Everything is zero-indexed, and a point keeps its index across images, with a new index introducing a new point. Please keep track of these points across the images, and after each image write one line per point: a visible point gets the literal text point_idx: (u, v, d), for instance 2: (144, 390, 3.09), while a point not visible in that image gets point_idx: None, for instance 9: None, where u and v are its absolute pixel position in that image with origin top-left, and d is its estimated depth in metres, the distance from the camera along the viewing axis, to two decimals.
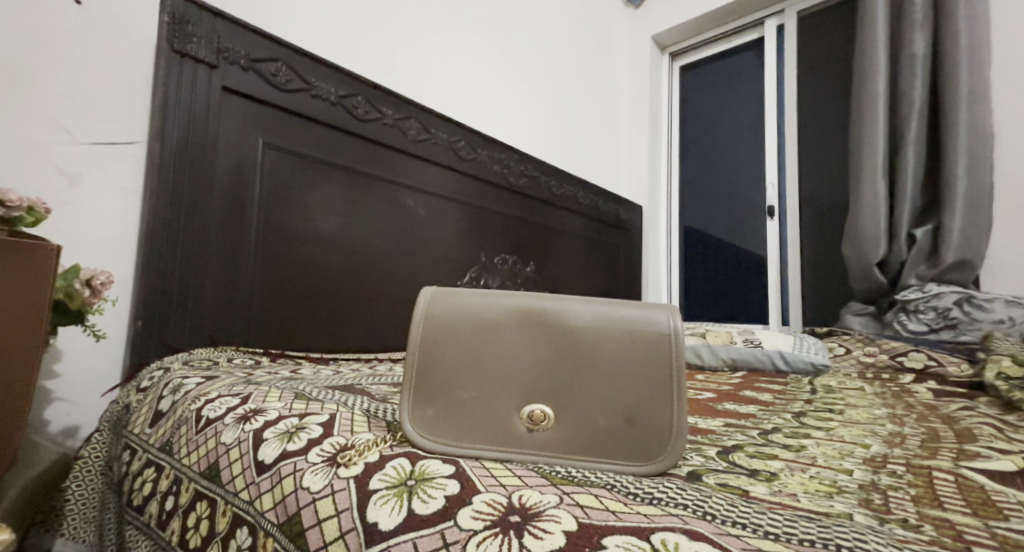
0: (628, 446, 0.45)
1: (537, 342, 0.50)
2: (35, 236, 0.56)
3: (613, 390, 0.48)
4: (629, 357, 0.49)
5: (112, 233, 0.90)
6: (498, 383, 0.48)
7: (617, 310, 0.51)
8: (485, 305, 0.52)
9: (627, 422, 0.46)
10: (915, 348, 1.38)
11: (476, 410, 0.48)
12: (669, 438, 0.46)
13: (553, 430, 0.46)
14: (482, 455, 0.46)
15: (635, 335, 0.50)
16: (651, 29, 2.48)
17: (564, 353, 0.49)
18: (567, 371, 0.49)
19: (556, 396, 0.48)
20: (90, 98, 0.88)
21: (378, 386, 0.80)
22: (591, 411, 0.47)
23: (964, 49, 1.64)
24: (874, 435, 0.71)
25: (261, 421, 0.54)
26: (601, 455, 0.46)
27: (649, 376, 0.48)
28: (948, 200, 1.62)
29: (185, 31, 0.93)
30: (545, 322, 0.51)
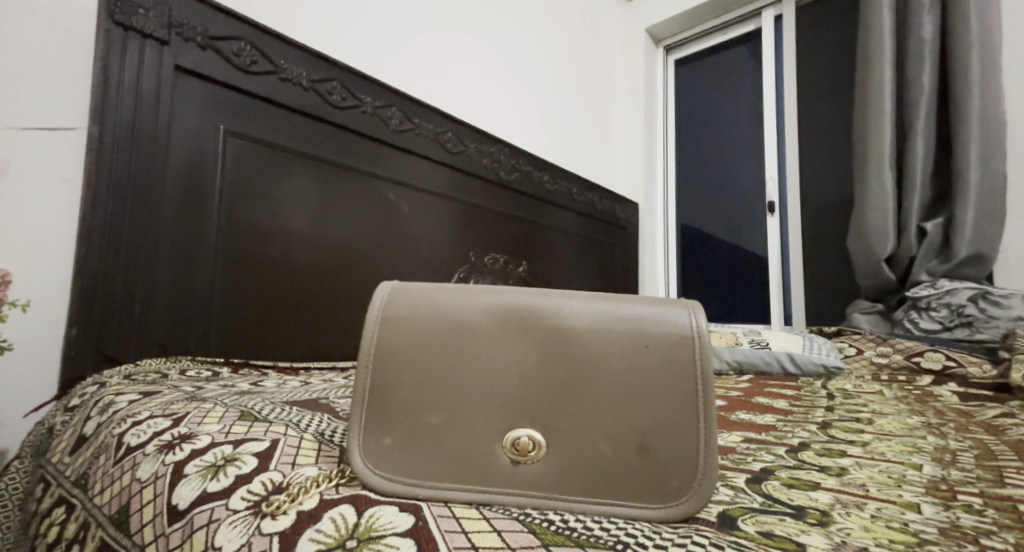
0: (642, 483, 0.36)
1: (521, 350, 0.40)
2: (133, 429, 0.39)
3: (621, 410, 0.38)
4: (638, 367, 0.39)
5: (46, 229, 0.79)
6: (475, 402, 0.39)
7: (623, 307, 0.41)
8: (458, 304, 0.42)
9: (638, 451, 0.37)
10: (932, 348, 1.28)
11: (446, 438, 0.38)
12: (694, 472, 0.36)
13: (544, 463, 0.37)
14: (452, 497, 0.36)
15: (648, 340, 0.40)
16: (645, 22, 2.40)
17: (557, 366, 0.39)
18: (560, 388, 0.39)
19: (545, 418, 0.38)
20: (19, 78, 0.78)
21: (347, 401, 0.70)
22: (593, 439, 0.37)
23: (976, 32, 1.54)
24: (919, 449, 0.61)
25: (186, 451, 0.44)
26: (608, 495, 0.36)
27: (666, 391, 0.39)
28: (960, 191, 1.53)
29: (129, 2, 0.83)
30: (532, 324, 0.41)
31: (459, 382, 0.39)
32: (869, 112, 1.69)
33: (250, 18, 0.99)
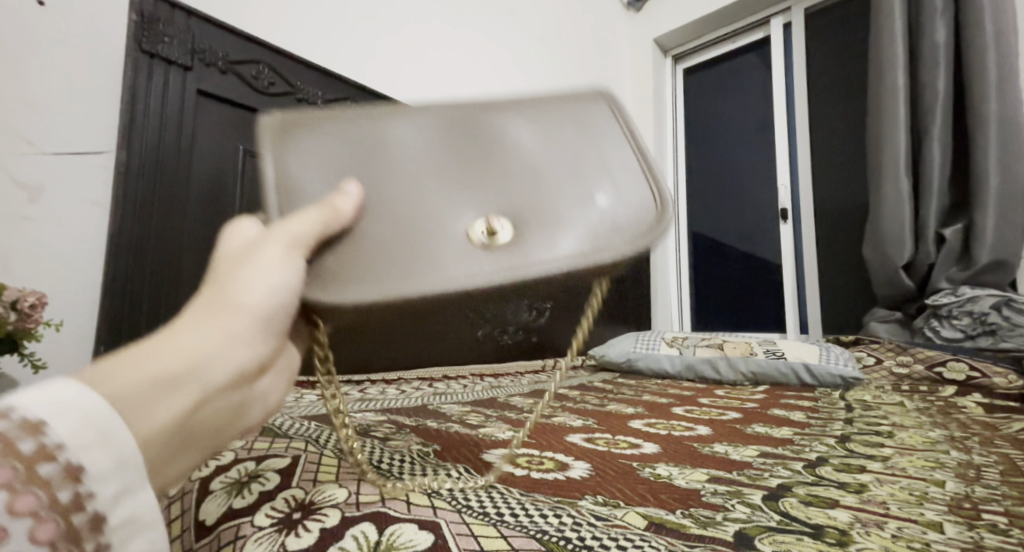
0: (601, 219, 0.42)
1: (461, 158, 0.45)
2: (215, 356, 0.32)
3: (558, 170, 0.45)
4: (564, 143, 0.47)
5: (77, 250, 0.82)
6: (427, 202, 0.42)
7: (532, 107, 0.49)
8: (377, 134, 0.46)
9: (586, 199, 0.43)
10: (954, 357, 1.26)
11: (417, 230, 0.41)
12: (637, 204, 0.43)
13: (508, 232, 0.41)
14: (471, 273, 0.37)
15: (576, 121, 0.49)
16: (653, 32, 2.42)
17: (503, 157, 0.46)
18: (506, 174, 0.45)
19: (518, 200, 0.44)
20: (51, 104, 0.81)
21: (363, 416, 0.71)
22: (542, 203, 0.43)
23: (992, 36, 1.52)
24: (942, 465, 0.60)
25: (212, 467, 0.45)
26: (575, 231, 0.41)
27: (592, 152, 0.47)
28: (978, 198, 1.51)
29: (155, 31, 0.86)
30: (462, 139, 0.46)
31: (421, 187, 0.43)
32: (882, 118, 1.67)
33: (267, 42, 1.03)
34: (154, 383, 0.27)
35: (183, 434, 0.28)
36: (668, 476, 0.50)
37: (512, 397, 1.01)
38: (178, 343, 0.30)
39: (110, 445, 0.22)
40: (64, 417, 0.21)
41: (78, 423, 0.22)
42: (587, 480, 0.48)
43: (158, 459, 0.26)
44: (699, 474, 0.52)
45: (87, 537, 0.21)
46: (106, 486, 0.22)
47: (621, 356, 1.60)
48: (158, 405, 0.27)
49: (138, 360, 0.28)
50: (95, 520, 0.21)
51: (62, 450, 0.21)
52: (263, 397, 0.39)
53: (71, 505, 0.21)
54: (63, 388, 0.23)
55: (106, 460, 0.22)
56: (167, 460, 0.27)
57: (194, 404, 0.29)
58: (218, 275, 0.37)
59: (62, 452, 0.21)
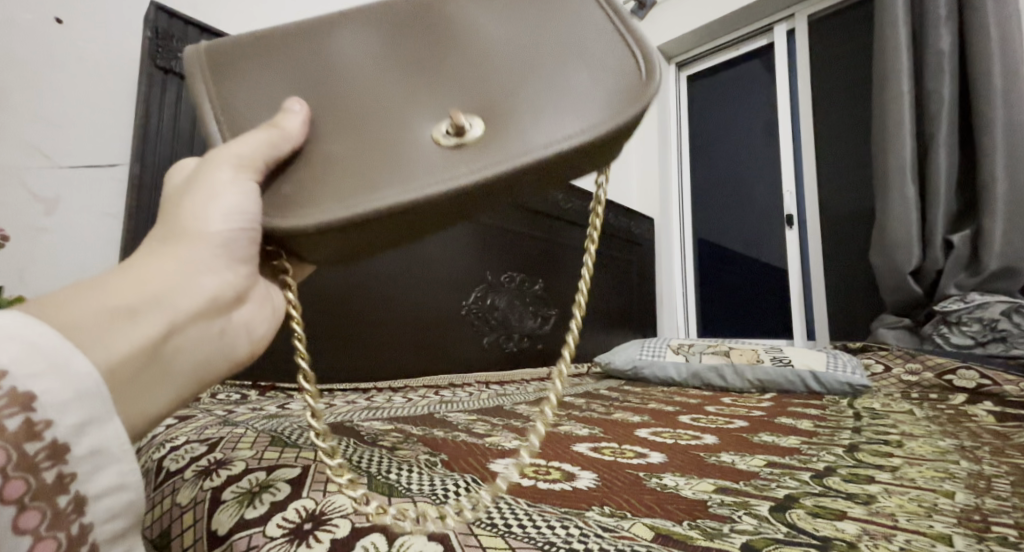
0: (553, 106, 0.45)
1: (406, 68, 0.48)
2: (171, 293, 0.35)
3: (504, 67, 0.48)
4: (504, 41, 0.49)
5: (92, 261, 0.84)
6: (380, 115, 0.45)
7: (466, 8, 0.51)
8: (317, 57, 0.48)
9: (535, 89, 0.46)
10: (964, 365, 1.24)
11: (378, 140, 0.44)
12: (587, 87, 0.46)
13: (463, 134, 0.43)
14: (452, 174, 0.41)
15: (513, 11, 0.51)
16: (657, 40, 2.43)
17: (453, 56, 0.48)
18: (454, 79, 0.47)
19: (481, 95, 0.47)
20: (67, 119, 0.83)
21: (371, 425, 0.72)
22: (495, 102, 0.46)
23: (997, 42, 1.52)
24: (951, 475, 0.60)
25: (223, 476, 0.46)
26: (529, 124, 0.44)
27: (533, 43, 0.49)
28: (986, 203, 1.49)
29: (169, 47, 0.88)
30: (402, 51, 0.48)
31: (377, 98, 0.46)
32: (887, 125, 1.67)
33: None
34: (106, 314, 0.30)
35: (145, 361, 0.31)
36: (675, 487, 0.51)
37: (518, 405, 1.01)
38: (136, 281, 0.34)
39: (61, 375, 0.25)
40: (6, 346, 0.24)
41: (22, 353, 0.24)
42: (594, 490, 0.48)
43: (119, 381, 0.29)
44: (706, 485, 0.52)
45: (44, 462, 0.23)
46: (61, 415, 0.24)
47: (627, 364, 1.60)
48: (114, 335, 0.30)
49: (92, 296, 0.31)
50: (50, 447, 0.24)
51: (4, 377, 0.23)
52: (245, 329, 0.41)
53: (23, 433, 0.23)
54: (10, 321, 0.25)
55: (58, 388, 0.24)
56: (132, 385, 0.30)
57: (156, 334, 0.32)
58: (169, 210, 0.41)
59: (7, 379, 0.23)
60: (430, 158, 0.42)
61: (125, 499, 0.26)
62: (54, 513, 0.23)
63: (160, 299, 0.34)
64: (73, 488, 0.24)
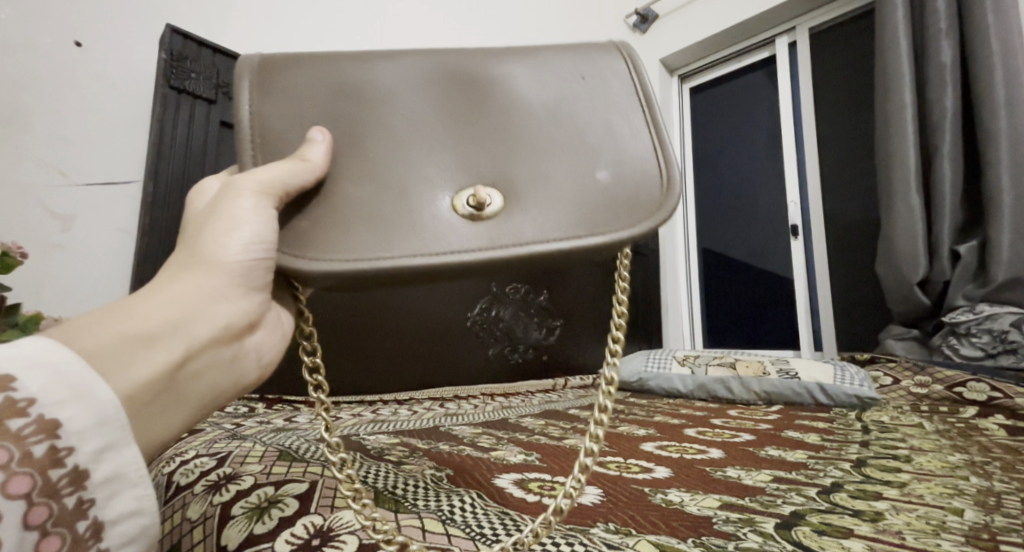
0: (578, 196, 0.46)
1: (444, 122, 0.49)
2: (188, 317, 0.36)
3: (540, 139, 0.49)
4: (543, 115, 0.50)
5: (107, 276, 0.86)
6: (408, 167, 0.46)
7: (514, 75, 0.52)
8: (358, 94, 0.49)
9: (564, 172, 0.48)
10: (974, 377, 1.23)
11: (402, 195, 0.44)
12: (614, 183, 0.48)
13: (487, 203, 0.44)
14: (460, 247, 0.42)
15: (559, 86, 0.52)
16: (660, 53, 2.45)
17: (487, 124, 0.49)
18: (489, 142, 0.48)
19: (509, 166, 0.47)
20: (84, 137, 0.85)
21: (377, 439, 0.72)
22: (525, 175, 0.47)
23: (999, 54, 1.53)
24: (961, 492, 0.59)
25: (232, 491, 0.46)
26: (553, 210, 0.45)
27: (571, 124, 0.50)
28: (993, 214, 1.49)
29: (182, 67, 0.91)
30: (442, 107, 0.49)
31: (403, 150, 0.47)
32: (891, 136, 1.67)
33: None
34: (125, 340, 0.31)
35: (160, 389, 0.32)
36: (680, 503, 0.51)
37: (523, 418, 1.02)
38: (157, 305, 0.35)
39: (83, 402, 0.27)
40: (35, 375, 0.27)
41: (48, 381, 0.27)
42: (598, 506, 0.49)
43: (136, 409, 0.30)
44: (711, 501, 0.52)
45: (65, 487, 0.26)
46: (82, 441, 0.27)
47: (632, 376, 1.59)
48: (131, 364, 0.31)
49: (115, 322, 0.32)
50: (71, 473, 0.26)
51: (33, 405, 0.26)
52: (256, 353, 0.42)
53: (47, 459, 0.25)
54: (38, 349, 0.28)
55: (80, 415, 0.27)
56: (146, 413, 0.31)
57: (172, 362, 0.33)
58: (191, 232, 0.41)
59: (35, 407, 0.26)
60: (449, 224, 0.43)
61: (139, 523, 0.28)
62: (74, 538, 0.26)
63: (177, 326, 0.34)
64: (91, 514, 0.27)
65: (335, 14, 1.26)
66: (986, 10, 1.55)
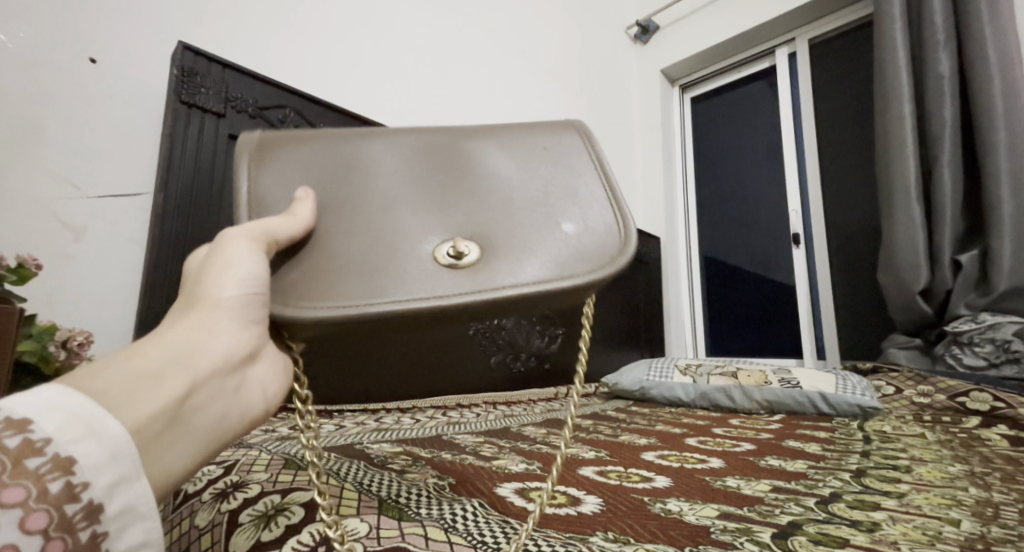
0: (550, 244, 0.47)
1: (425, 184, 0.50)
2: (192, 355, 0.36)
3: (515, 194, 0.50)
4: (517, 173, 0.52)
5: (117, 285, 0.87)
6: (391, 226, 0.47)
7: (491, 139, 0.54)
8: (344, 157, 0.50)
9: (537, 225, 0.49)
10: (977, 387, 1.23)
11: (385, 250, 0.45)
12: (583, 234, 0.49)
13: (466, 256, 0.45)
14: (440, 295, 0.42)
15: (531, 147, 0.54)
16: (660, 63, 2.48)
17: (462, 182, 0.51)
18: (467, 200, 0.50)
19: (484, 223, 0.49)
20: (97, 151, 0.87)
21: (381, 448, 0.73)
22: (499, 229, 0.48)
23: (996, 66, 1.54)
24: (959, 503, 0.60)
25: (239, 499, 0.47)
26: (526, 259, 0.46)
27: (545, 180, 0.52)
28: (993, 224, 1.49)
29: (194, 82, 0.93)
30: (424, 170, 0.51)
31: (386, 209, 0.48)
32: (891, 146, 1.68)
33: (294, 88, 1.09)
34: (132, 382, 0.32)
35: (167, 423, 0.32)
36: (679, 512, 0.51)
37: (525, 426, 1.02)
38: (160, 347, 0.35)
39: (100, 439, 0.28)
40: (52, 416, 0.27)
41: (66, 421, 0.28)
42: (598, 515, 0.49)
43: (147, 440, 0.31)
44: (710, 510, 0.53)
45: (80, 521, 0.27)
46: (98, 474, 0.27)
47: (634, 385, 1.60)
48: (139, 403, 0.31)
49: (121, 364, 0.33)
50: (86, 508, 0.27)
51: (50, 443, 0.27)
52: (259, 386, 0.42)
53: (63, 494, 0.26)
54: (52, 393, 0.28)
55: (96, 452, 0.28)
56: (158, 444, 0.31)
57: (178, 397, 0.33)
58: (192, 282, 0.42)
59: (51, 446, 0.27)
60: (430, 276, 0.44)
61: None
62: None
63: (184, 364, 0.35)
64: (103, 546, 0.27)
65: (342, 27, 1.29)
66: (983, 22, 1.57)
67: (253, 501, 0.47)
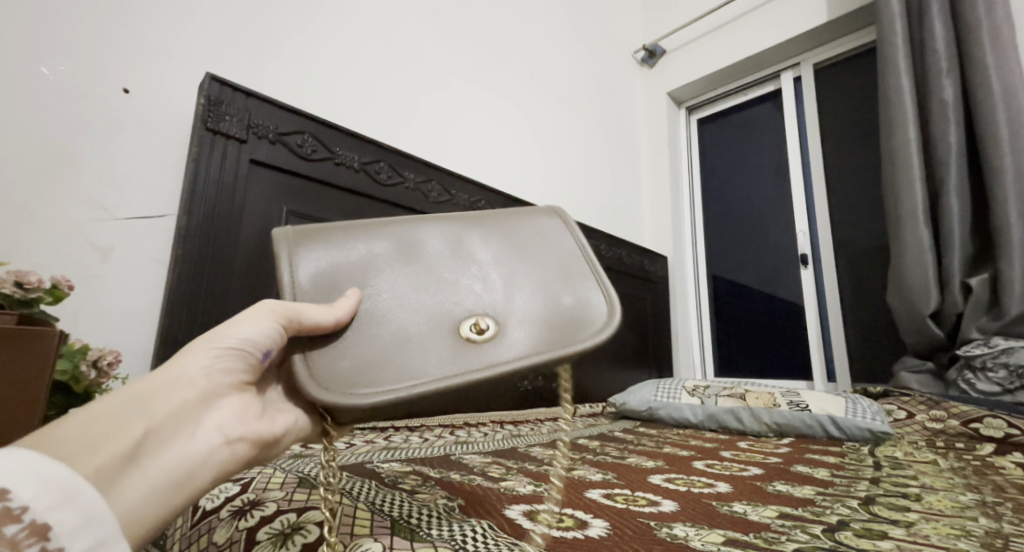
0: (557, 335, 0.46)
1: (450, 267, 0.50)
2: (168, 400, 0.41)
3: (523, 285, 0.49)
4: (525, 258, 0.51)
5: (139, 303, 0.90)
6: (413, 306, 0.47)
7: (524, 233, 0.54)
8: (377, 233, 0.51)
9: (548, 316, 0.47)
10: (990, 413, 1.22)
11: (397, 324, 0.46)
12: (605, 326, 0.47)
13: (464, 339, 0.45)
14: (432, 376, 0.42)
15: (539, 237, 0.54)
16: (666, 85, 2.52)
17: (474, 268, 0.50)
18: (478, 290, 0.49)
19: (494, 306, 0.48)
20: (127, 175, 0.91)
21: (390, 467, 0.75)
22: (506, 319, 0.47)
23: (1000, 92, 1.55)
24: (969, 534, 0.59)
25: (256, 517, 0.49)
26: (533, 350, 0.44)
27: (551, 270, 0.51)
28: (1003, 248, 1.48)
29: (218, 110, 0.97)
30: (445, 247, 0.51)
31: (400, 301, 0.47)
32: (896, 170, 1.69)
33: (311, 115, 1.13)
34: (100, 433, 0.38)
35: (127, 461, 0.37)
36: (685, 538, 0.52)
37: (532, 447, 1.03)
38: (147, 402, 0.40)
39: (74, 505, 0.34)
40: (28, 485, 0.33)
41: (42, 491, 0.33)
42: (605, 539, 0.50)
43: (117, 487, 0.36)
44: (715, 536, 0.53)
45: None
46: (72, 540, 0.33)
47: (641, 405, 1.60)
48: (99, 451, 0.37)
49: (99, 423, 0.38)
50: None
51: (27, 511, 0.32)
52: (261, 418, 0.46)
53: None
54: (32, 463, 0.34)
55: (71, 517, 0.33)
56: (131, 488, 0.37)
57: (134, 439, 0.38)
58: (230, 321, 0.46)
59: (28, 513, 0.32)
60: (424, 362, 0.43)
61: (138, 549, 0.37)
62: None
63: (160, 403, 0.41)
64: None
65: (356, 53, 1.33)
66: (985, 50, 1.59)
67: (261, 523, 0.48)
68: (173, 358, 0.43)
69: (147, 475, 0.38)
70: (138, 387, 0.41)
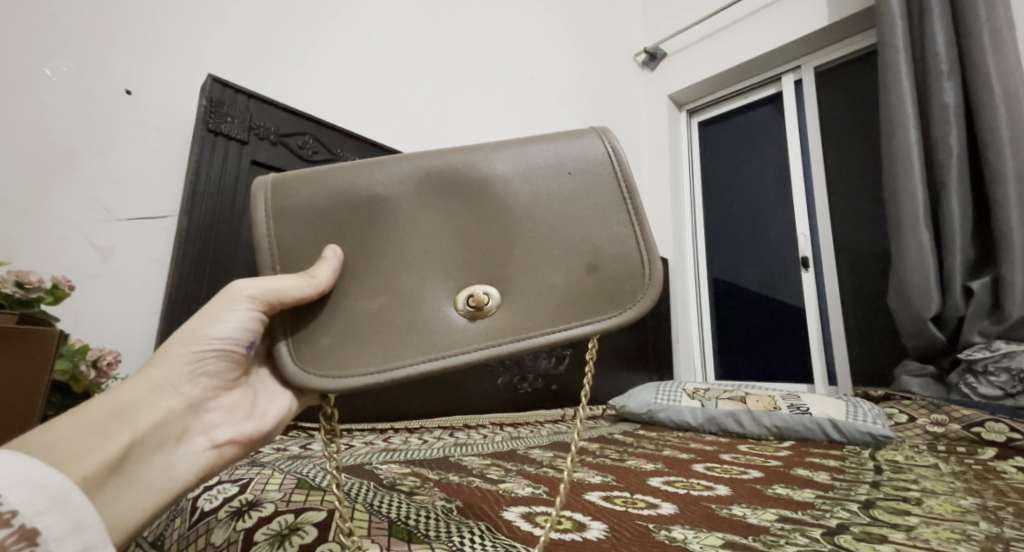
0: (569, 306, 0.47)
1: (461, 223, 0.50)
2: (155, 409, 0.44)
3: (540, 242, 0.49)
4: (545, 211, 0.50)
5: (138, 303, 0.90)
6: (419, 271, 0.48)
7: (550, 174, 0.51)
8: (379, 181, 0.50)
9: (562, 282, 0.48)
10: (992, 417, 1.21)
11: (404, 290, 0.47)
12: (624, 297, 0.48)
13: (468, 313, 0.46)
14: (436, 354, 0.45)
15: (564, 179, 0.51)
16: (668, 89, 2.53)
17: (490, 221, 0.50)
18: (490, 250, 0.49)
19: (505, 272, 0.48)
20: (128, 175, 0.92)
21: (389, 468, 0.75)
22: (515, 288, 0.48)
23: (1001, 95, 1.55)
24: (968, 538, 0.59)
25: (254, 517, 0.49)
26: (542, 326, 0.46)
27: (572, 224, 0.50)
28: (1004, 251, 1.48)
29: (220, 112, 0.97)
30: (457, 198, 0.50)
31: (410, 263, 0.48)
32: (897, 173, 1.69)
33: (312, 116, 1.13)
34: (90, 440, 0.40)
35: (113, 471, 0.40)
36: (683, 540, 0.52)
37: (531, 449, 1.03)
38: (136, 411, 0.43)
39: (62, 509, 0.36)
40: (17, 490, 0.34)
41: (29, 496, 0.35)
42: (603, 541, 0.50)
43: (103, 496, 0.40)
44: (714, 539, 0.53)
45: None
46: (61, 544, 0.34)
47: (642, 408, 1.60)
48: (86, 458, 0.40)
49: (89, 430, 0.41)
50: None
51: (16, 516, 0.34)
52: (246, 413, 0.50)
53: None
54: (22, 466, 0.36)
55: (58, 523, 0.35)
56: (118, 496, 0.40)
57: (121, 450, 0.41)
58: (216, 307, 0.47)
59: (17, 517, 0.34)
60: (429, 338, 0.46)
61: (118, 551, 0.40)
62: None
63: (148, 412, 0.44)
64: None
65: (358, 55, 1.33)
66: (986, 53, 1.59)
67: (256, 524, 0.48)
68: (157, 364, 0.46)
69: (132, 488, 0.41)
70: (128, 394, 0.44)
